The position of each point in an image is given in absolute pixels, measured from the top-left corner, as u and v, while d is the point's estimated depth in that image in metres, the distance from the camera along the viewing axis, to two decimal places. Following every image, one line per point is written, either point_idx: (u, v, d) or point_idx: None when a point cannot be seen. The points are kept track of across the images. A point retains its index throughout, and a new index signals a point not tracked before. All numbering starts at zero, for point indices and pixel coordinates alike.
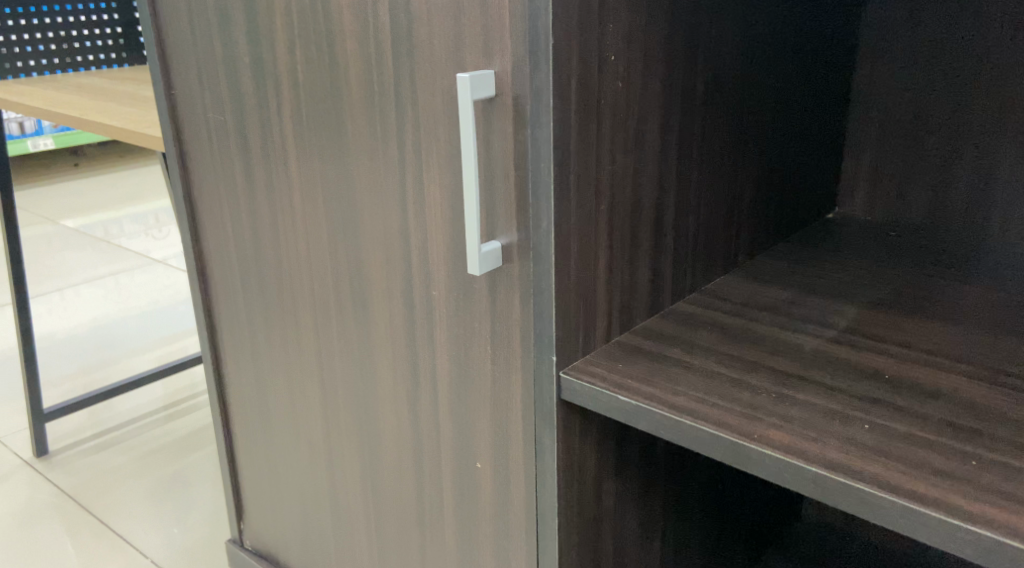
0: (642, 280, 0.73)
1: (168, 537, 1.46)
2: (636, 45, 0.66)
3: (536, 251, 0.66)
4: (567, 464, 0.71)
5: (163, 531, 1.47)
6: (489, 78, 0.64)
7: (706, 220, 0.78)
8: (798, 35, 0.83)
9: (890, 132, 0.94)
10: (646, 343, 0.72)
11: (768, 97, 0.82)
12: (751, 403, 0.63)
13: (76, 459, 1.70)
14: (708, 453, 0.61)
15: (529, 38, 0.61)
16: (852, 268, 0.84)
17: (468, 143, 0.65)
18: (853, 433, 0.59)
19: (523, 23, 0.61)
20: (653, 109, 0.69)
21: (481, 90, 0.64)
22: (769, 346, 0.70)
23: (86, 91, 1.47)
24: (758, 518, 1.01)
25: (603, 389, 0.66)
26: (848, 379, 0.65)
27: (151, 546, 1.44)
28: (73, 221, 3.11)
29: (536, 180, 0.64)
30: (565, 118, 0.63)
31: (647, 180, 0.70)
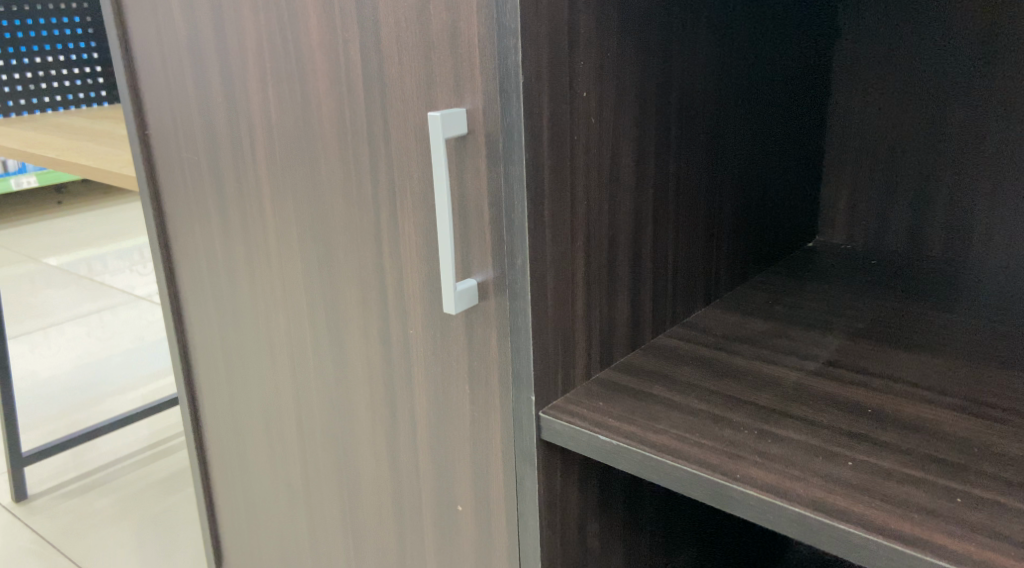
0: (621, 315, 0.72)
1: None
2: (608, 80, 0.65)
3: (513, 290, 0.65)
4: (549, 505, 0.69)
5: None
6: (461, 115, 0.63)
7: (685, 252, 0.78)
8: (771, 67, 0.83)
9: (867, 161, 0.94)
10: (627, 379, 0.71)
11: (745, 128, 0.82)
12: (732, 439, 0.62)
13: (56, 503, 1.66)
14: (688, 493, 0.60)
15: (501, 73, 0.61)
16: (833, 299, 0.84)
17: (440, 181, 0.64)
18: (836, 469, 0.58)
19: (494, 60, 0.61)
20: (626, 143, 0.68)
21: (452, 128, 0.63)
22: (751, 380, 0.69)
23: (64, 130, 1.47)
24: (748, 552, 1.00)
25: (583, 428, 0.65)
26: (830, 414, 0.64)
27: None
28: (56, 259, 3.09)
29: (510, 216, 0.63)
30: (538, 156, 0.62)
31: (623, 215, 0.70)
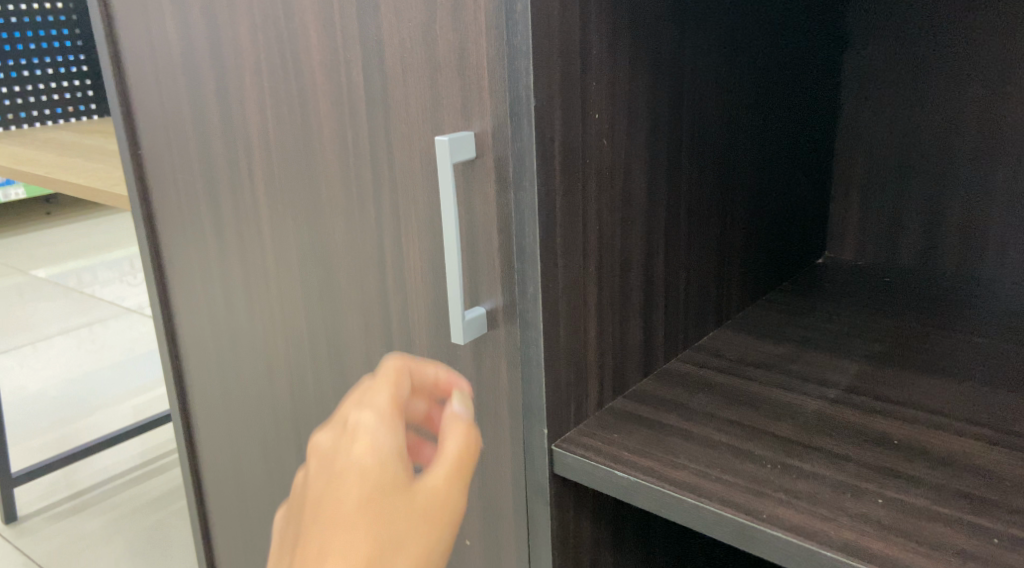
0: (634, 341, 0.70)
1: None
2: (620, 101, 0.63)
3: (524, 319, 0.63)
4: (562, 541, 0.67)
5: None
6: (470, 138, 0.61)
7: (697, 275, 0.76)
8: (781, 83, 0.81)
9: (877, 176, 0.92)
10: (641, 408, 0.68)
11: (756, 146, 0.80)
12: (755, 475, 0.60)
13: (46, 524, 1.63)
14: (711, 534, 0.57)
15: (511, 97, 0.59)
16: (847, 320, 0.82)
17: (448, 207, 0.61)
18: (866, 508, 0.56)
19: (504, 83, 0.58)
20: (639, 165, 0.66)
21: (461, 152, 0.61)
22: (769, 409, 0.67)
23: (52, 145, 1.44)
24: None
25: (598, 464, 0.62)
26: (854, 446, 0.62)
27: None
28: (45, 270, 3.05)
29: (521, 243, 0.61)
30: (550, 182, 0.59)
31: (635, 239, 0.68)
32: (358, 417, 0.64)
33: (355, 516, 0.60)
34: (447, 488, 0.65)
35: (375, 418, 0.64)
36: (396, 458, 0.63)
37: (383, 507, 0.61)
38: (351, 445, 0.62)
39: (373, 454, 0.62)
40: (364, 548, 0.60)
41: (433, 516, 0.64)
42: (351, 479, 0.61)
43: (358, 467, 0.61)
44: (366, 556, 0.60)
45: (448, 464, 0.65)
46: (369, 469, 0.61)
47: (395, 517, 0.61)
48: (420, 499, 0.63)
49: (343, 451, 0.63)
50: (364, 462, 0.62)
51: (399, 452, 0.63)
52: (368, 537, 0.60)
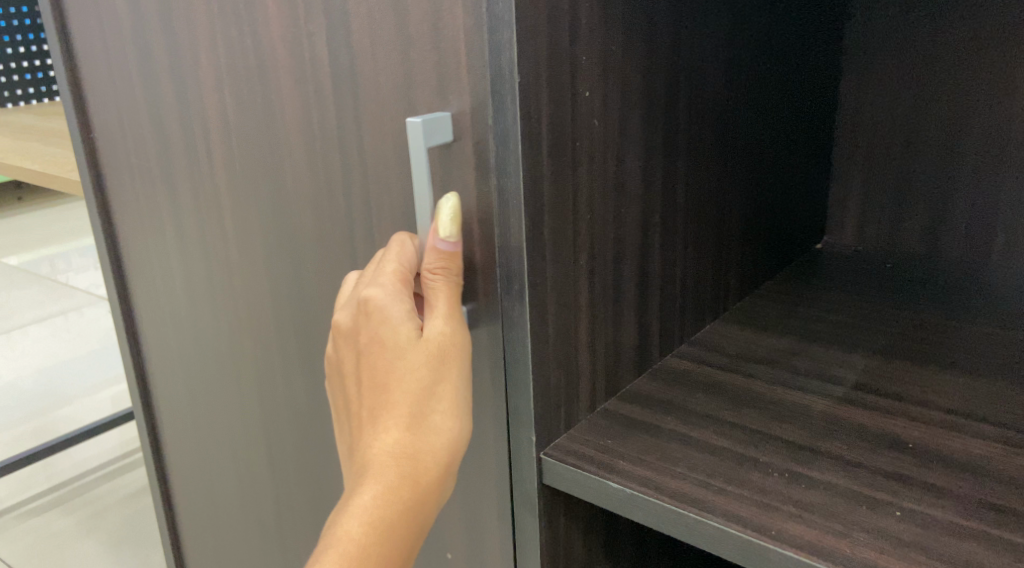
0: (628, 337, 0.65)
1: None
2: (612, 77, 0.58)
3: (509, 318, 0.57)
4: (552, 553, 0.62)
5: None
6: (446, 120, 0.55)
7: (694, 264, 0.70)
8: (782, 57, 0.76)
9: (880, 156, 0.87)
10: (636, 410, 0.63)
11: (755, 125, 0.74)
12: (761, 485, 0.55)
13: (18, 522, 1.57)
14: (715, 551, 0.52)
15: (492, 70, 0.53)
16: (851, 310, 0.77)
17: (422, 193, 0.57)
18: (884, 523, 0.51)
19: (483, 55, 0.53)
20: (632, 147, 0.61)
21: (435, 135, 0.55)
22: (773, 410, 0.62)
23: (13, 128, 1.37)
24: None
25: (590, 474, 0.57)
26: (867, 450, 0.57)
27: None
28: (17, 257, 2.97)
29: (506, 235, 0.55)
30: (536, 166, 0.54)
31: (629, 226, 0.62)
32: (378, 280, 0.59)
33: (391, 389, 0.59)
34: (447, 324, 0.58)
35: (395, 277, 0.59)
36: (406, 323, 0.58)
37: (407, 363, 0.58)
38: (379, 323, 0.59)
39: (396, 327, 0.58)
40: (401, 408, 0.59)
41: (435, 359, 0.58)
42: (385, 360, 0.59)
43: (381, 339, 0.59)
44: (406, 426, 0.59)
45: (446, 305, 0.58)
46: (391, 336, 0.58)
47: (419, 367, 0.58)
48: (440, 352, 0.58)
49: (367, 323, 0.59)
50: (389, 335, 0.58)
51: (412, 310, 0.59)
52: (401, 398, 0.59)
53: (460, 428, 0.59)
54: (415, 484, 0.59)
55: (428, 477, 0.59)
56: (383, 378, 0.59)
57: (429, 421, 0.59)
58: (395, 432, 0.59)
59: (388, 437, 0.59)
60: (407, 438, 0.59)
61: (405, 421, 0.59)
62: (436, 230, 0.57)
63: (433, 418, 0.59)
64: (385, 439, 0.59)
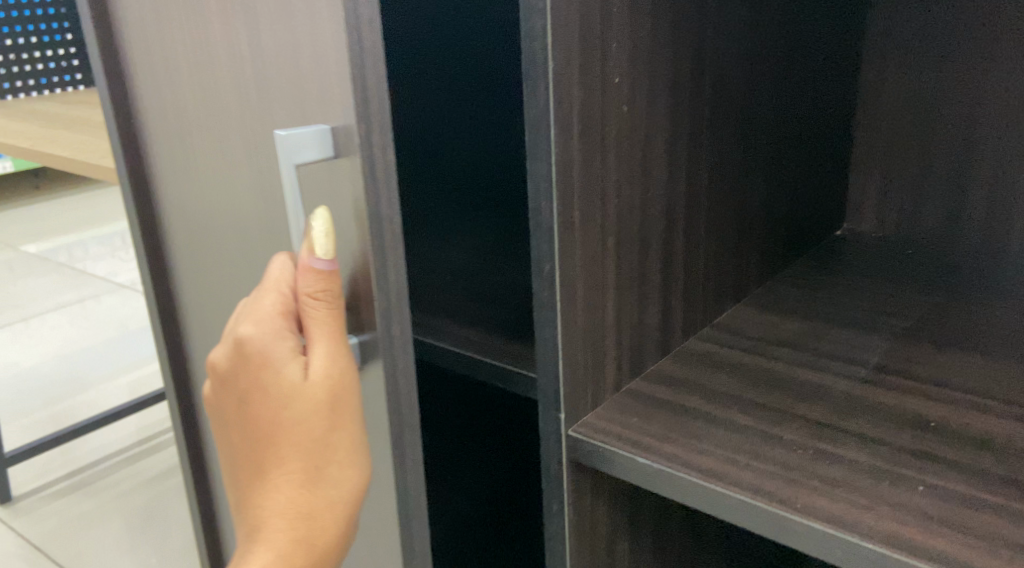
0: (652, 319, 0.66)
1: None
2: (640, 64, 0.59)
3: (537, 299, 0.59)
4: (578, 527, 0.63)
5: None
6: (325, 134, 0.54)
7: (717, 249, 0.72)
8: (803, 46, 0.77)
9: (900, 143, 0.88)
10: (661, 390, 0.65)
11: (777, 112, 0.76)
12: (786, 462, 0.56)
13: (42, 505, 1.59)
14: (742, 524, 0.54)
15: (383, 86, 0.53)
16: (871, 294, 0.78)
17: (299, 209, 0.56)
18: (906, 497, 0.53)
19: (374, 67, 0.52)
20: (659, 133, 0.62)
21: (307, 150, 0.54)
22: (796, 390, 0.64)
23: (38, 116, 1.39)
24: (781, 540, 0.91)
25: (619, 450, 0.59)
26: (888, 428, 0.59)
27: None
28: (35, 246, 3.00)
29: (387, 255, 0.55)
30: (567, 151, 0.56)
31: (655, 210, 0.64)
32: (254, 318, 0.57)
33: (278, 441, 0.57)
34: (332, 363, 0.56)
35: (274, 314, 0.57)
36: (291, 364, 0.56)
37: (292, 411, 0.56)
38: (262, 367, 0.56)
39: (278, 372, 0.56)
40: (292, 462, 0.57)
41: (323, 403, 0.56)
42: (273, 409, 0.57)
43: (264, 385, 0.56)
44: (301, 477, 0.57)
45: (330, 340, 0.56)
46: (274, 381, 0.56)
47: (306, 416, 0.56)
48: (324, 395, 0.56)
49: (246, 366, 0.57)
50: (272, 381, 0.56)
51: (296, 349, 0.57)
52: (291, 450, 0.57)
53: (357, 477, 0.58)
54: (316, 535, 0.58)
55: (330, 533, 0.58)
56: (270, 427, 0.57)
57: (323, 467, 0.57)
58: (287, 486, 0.57)
59: (281, 492, 0.57)
60: (304, 489, 0.58)
61: (300, 475, 0.57)
62: (311, 247, 0.55)
63: (328, 464, 0.57)
64: (279, 495, 0.58)
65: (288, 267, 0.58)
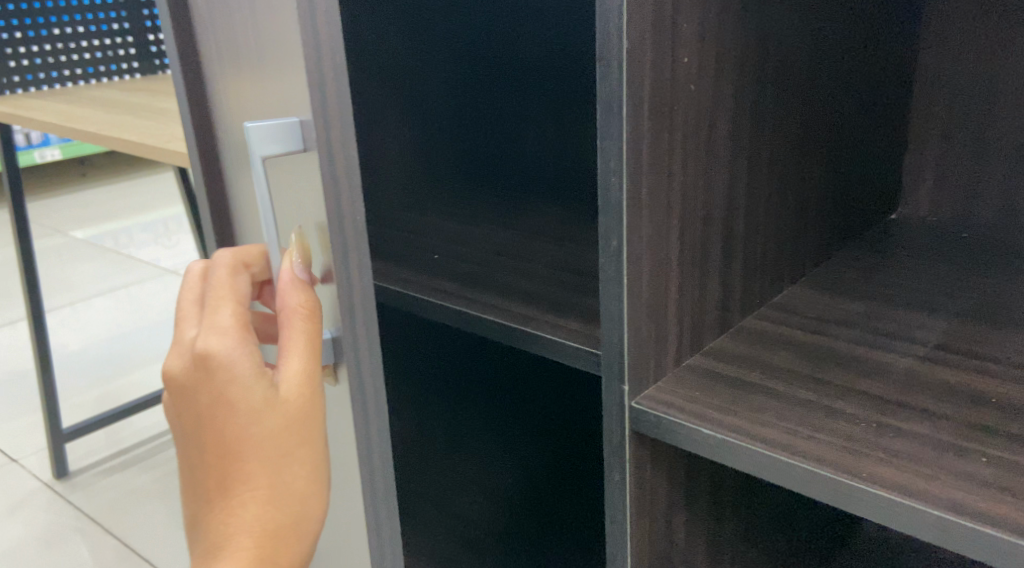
0: (713, 297, 0.68)
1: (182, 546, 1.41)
2: (708, 45, 0.60)
3: (604, 273, 0.60)
4: (639, 497, 0.65)
5: (178, 540, 1.43)
6: (289, 127, 0.52)
7: (776, 230, 0.73)
8: (864, 29, 0.77)
9: (957, 129, 0.89)
10: (722, 365, 0.67)
11: (836, 97, 0.76)
12: (850, 434, 0.58)
13: (97, 479, 1.62)
14: (807, 493, 0.56)
15: (344, 81, 0.51)
16: (929, 277, 0.79)
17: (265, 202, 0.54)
18: (969, 467, 0.54)
19: (333, 62, 0.50)
20: (724, 113, 0.64)
21: (272, 144, 0.52)
22: (856, 367, 0.65)
23: (98, 102, 1.42)
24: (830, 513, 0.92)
25: (683, 421, 0.61)
26: (950, 404, 0.60)
27: (165, 557, 1.39)
28: (83, 232, 3.06)
29: (350, 252, 0.54)
30: (638, 129, 0.57)
31: (718, 189, 0.65)
32: (217, 327, 0.55)
33: (244, 456, 0.55)
34: (307, 376, 0.55)
35: (235, 324, 0.55)
36: (258, 375, 0.55)
37: (259, 422, 0.55)
38: (222, 379, 0.54)
39: (243, 382, 0.54)
40: (255, 475, 0.55)
41: (291, 413, 0.55)
42: (234, 422, 0.55)
43: (227, 397, 0.54)
44: (265, 493, 0.56)
45: (307, 357, 0.55)
46: (240, 392, 0.54)
47: (277, 431, 0.55)
48: (294, 406, 0.55)
49: (206, 377, 0.54)
50: (236, 393, 0.54)
51: (262, 360, 0.55)
52: (255, 465, 0.55)
53: (318, 496, 0.57)
54: (280, 551, 0.56)
55: (290, 556, 0.57)
56: (233, 440, 0.55)
57: (288, 481, 0.56)
58: (251, 501, 0.56)
59: (244, 509, 0.55)
60: (266, 506, 0.56)
61: (265, 493, 0.56)
62: (297, 257, 0.55)
63: (292, 479, 0.56)
64: (239, 515, 0.55)
65: (241, 280, 0.58)
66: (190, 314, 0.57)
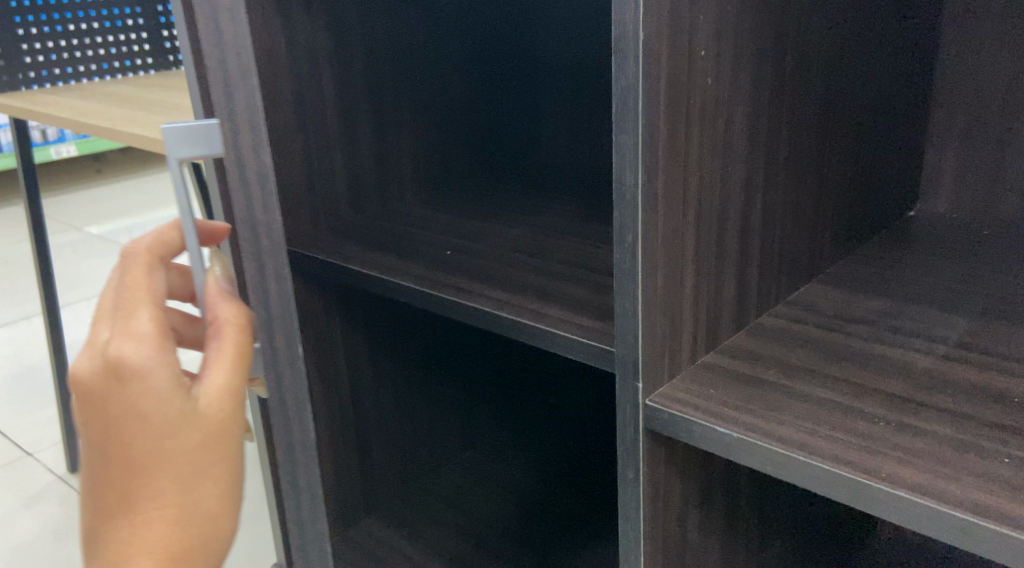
0: (728, 294, 0.67)
1: None
2: (725, 38, 0.60)
3: (618, 269, 0.60)
4: (652, 497, 0.64)
5: None
6: (207, 129, 0.49)
7: (793, 227, 0.72)
8: (884, 22, 0.76)
9: (978, 125, 0.88)
10: (737, 363, 0.66)
11: (854, 92, 0.75)
12: (868, 433, 0.57)
13: None
14: (825, 493, 0.55)
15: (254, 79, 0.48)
16: (949, 274, 0.78)
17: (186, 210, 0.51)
18: (991, 467, 0.53)
19: (237, 55, 0.48)
20: (741, 107, 0.63)
21: (189, 148, 0.49)
22: (875, 366, 0.64)
23: (113, 98, 1.42)
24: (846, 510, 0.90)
25: (697, 419, 0.60)
26: (971, 403, 0.59)
27: None
28: (97, 228, 3.06)
29: (265, 264, 0.50)
30: (654, 123, 0.56)
31: (734, 185, 0.64)
32: (132, 334, 0.52)
33: (154, 471, 0.53)
34: (226, 395, 0.53)
35: (151, 331, 0.52)
36: (172, 391, 0.52)
37: (173, 440, 0.53)
38: (134, 392, 0.51)
39: (157, 399, 0.52)
40: (166, 494, 0.54)
41: (208, 434, 0.53)
42: (144, 439, 0.52)
43: (141, 413, 0.52)
44: (173, 513, 0.54)
45: (229, 372, 0.53)
46: (154, 409, 0.52)
47: (191, 451, 0.53)
48: (210, 427, 0.53)
49: (118, 389, 0.51)
50: (149, 409, 0.52)
51: (177, 370, 0.53)
52: (165, 484, 0.53)
53: (231, 518, 0.56)
54: None
55: None
56: (145, 457, 0.53)
57: (198, 501, 0.55)
58: (157, 520, 0.54)
59: (151, 527, 0.54)
60: (172, 524, 0.54)
61: (172, 513, 0.54)
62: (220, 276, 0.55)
63: (204, 499, 0.55)
64: (146, 530, 0.54)
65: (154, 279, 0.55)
66: (106, 315, 0.54)
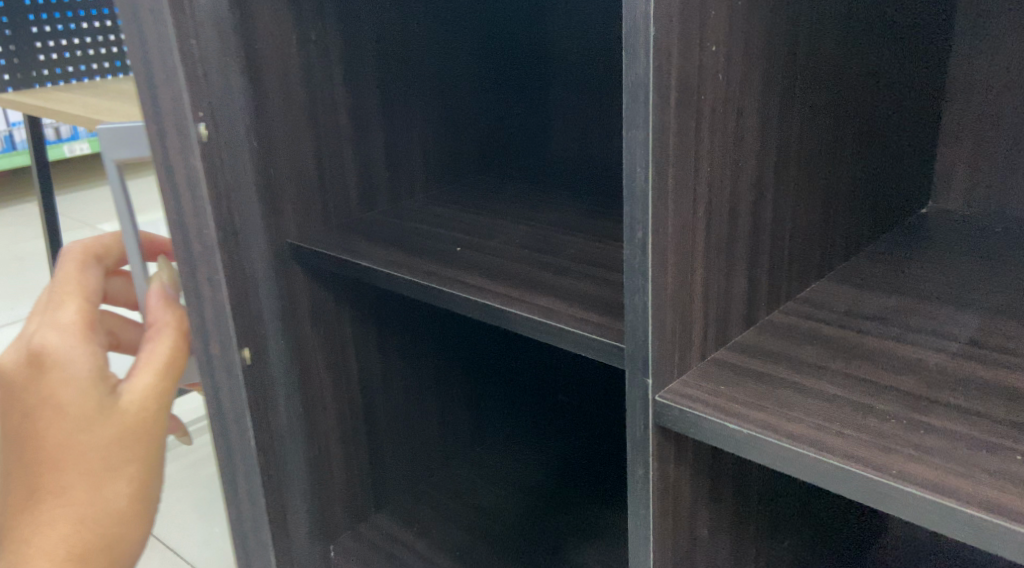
0: (739, 291, 0.67)
1: (207, 535, 1.32)
2: (737, 33, 0.59)
3: (628, 265, 0.59)
4: (662, 493, 0.64)
5: (202, 530, 1.34)
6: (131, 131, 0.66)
7: (804, 223, 0.72)
8: (896, 18, 0.76)
9: (991, 122, 0.87)
10: (748, 360, 0.66)
11: (867, 88, 0.75)
12: (879, 430, 0.57)
13: None
14: (834, 490, 0.55)
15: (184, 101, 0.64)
16: (961, 271, 0.77)
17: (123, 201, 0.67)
18: (1003, 464, 0.53)
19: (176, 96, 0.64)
20: (751, 103, 0.62)
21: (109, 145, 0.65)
22: (886, 363, 0.64)
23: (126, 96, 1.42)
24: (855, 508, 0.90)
25: (707, 415, 0.60)
26: (983, 400, 0.59)
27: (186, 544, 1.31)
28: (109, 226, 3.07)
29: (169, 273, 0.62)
30: (664, 118, 0.56)
31: (745, 180, 0.64)
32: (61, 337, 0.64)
33: (65, 464, 0.63)
34: (149, 392, 0.66)
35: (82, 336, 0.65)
36: (92, 387, 0.64)
37: (88, 433, 0.63)
38: (53, 386, 0.62)
39: (73, 395, 0.63)
40: (74, 483, 0.63)
41: (137, 427, 0.65)
42: (51, 431, 0.62)
43: (52, 403, 0.62)
44: (81, 500, 0.63)
45: (156, 375, 0.66)
46: (64, 402, 0.62)
47: (108, 443, 0.64)
48: (132, 419, 0.65)
49: (39, 381, 0.63)
50: (69, 404, 0.63)
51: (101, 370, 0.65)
52: (74, 475, 0.63)
53: (139, 507, 0.66)
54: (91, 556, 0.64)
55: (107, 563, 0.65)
56: (53, 448, 0.62)
57: (106, 492, 0.64)
58: (66, 507, 0.63)
59: (58, 512, 0.63)
60: (83, 510, 0.63)
61: (79, 512, 0.63)
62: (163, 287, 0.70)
63: (113, 489, 0.65)
64: (47, 526, 0.62)
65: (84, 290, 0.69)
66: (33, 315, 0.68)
